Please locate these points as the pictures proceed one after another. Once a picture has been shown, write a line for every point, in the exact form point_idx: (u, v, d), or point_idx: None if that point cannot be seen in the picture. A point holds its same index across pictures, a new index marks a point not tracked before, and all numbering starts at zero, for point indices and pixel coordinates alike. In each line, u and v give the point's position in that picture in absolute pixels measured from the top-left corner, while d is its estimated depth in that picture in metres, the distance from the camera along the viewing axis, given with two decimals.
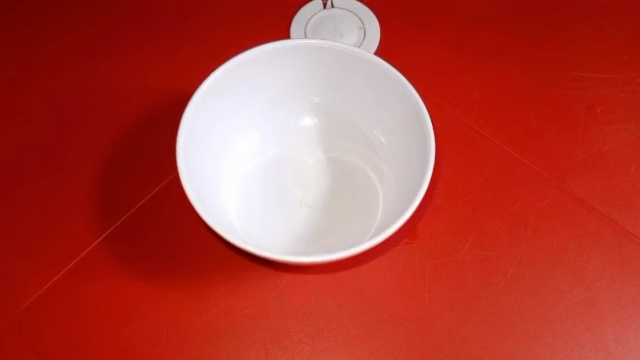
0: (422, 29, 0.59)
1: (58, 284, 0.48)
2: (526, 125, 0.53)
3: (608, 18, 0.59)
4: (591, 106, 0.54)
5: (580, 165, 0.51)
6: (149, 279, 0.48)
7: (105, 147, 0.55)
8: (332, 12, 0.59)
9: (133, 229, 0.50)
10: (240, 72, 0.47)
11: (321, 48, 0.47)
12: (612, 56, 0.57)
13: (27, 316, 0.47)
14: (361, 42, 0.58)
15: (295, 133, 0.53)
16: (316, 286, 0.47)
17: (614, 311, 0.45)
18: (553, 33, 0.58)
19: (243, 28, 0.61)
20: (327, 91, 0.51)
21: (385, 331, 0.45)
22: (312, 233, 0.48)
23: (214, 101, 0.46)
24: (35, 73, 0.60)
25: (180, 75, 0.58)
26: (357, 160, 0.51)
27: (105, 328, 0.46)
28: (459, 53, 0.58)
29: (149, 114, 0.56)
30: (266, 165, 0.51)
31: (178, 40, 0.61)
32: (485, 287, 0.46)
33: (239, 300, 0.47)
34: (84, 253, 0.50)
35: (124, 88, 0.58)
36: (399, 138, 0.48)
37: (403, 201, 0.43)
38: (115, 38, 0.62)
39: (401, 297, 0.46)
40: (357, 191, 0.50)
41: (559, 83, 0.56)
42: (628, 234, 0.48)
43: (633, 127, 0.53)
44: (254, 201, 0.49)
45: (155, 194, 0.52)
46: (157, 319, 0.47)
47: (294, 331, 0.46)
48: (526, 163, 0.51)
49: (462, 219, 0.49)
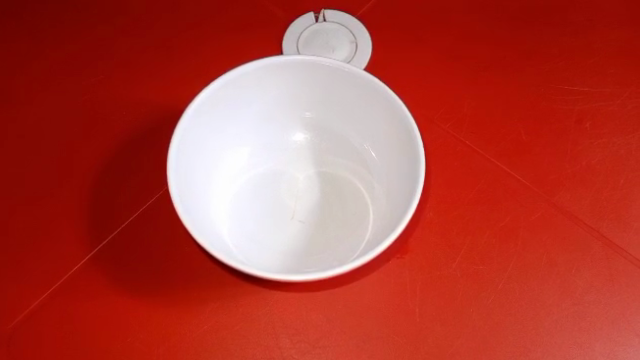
0: (413, 42, 0.60)
1: (50, 300, 0.48)
2: (516, 139, 0.54)
3: (597, 32, 0.60)
4: (580, 120, 0.55)
5: (569, 179, 0.52)
6: (140, 294, 0.48)
7: (97, 160, 0.55)
8: (323, 26, 0.60)
9: (126, 243, 0.50)
10: (231, 88, 0.47)
11: (312, 64, 0.47)
12: (601, 69, 0.58)
13: (18, 331, 0.47)
14: (352, 55, 0.58)
15: (286, 147, 0.53)
16: (307, 302, 0.47)
17: (603, 325, 0.46)
18: (544, 45, 0.59)
19: (236, 40, 0.61)
20: (319, 106, 0.52)
21: (376, 346, 0.45)
22: (303, 248, 0.48)
23: (205, 116, 0.46)
24: (28, 85, 0.60)
25: (172, 88, 0.58)
26: (348, 175, 0.51)
27: (96, 345, 0.46)
28: (451, 66, 0.58)
29: (142, 128, 0.56)
30: (257, 180, 0.51)
31: (171, 52, 0.61)
32: (476, 301, 0.47)
33: (230, 315, 0.47)
34: (75, 268, 0.49)
35: (118, 101, 0.58)
36: (390, 154, 0.48)
37: (395, 216, 0.43)
38: (107, 49, 0.62)
39: (391, 311, 0.47)
40: (348, 206, 0.50)
41: (548, 97, 0.56)
42: (617, 248, 0.48)
43: (621, 141, 0.54)
44: (245, 216, 0.49)
45: (147, 208, 0.52)
46: (148, 335, 0.47)
47: (285, 347, 0.46)
48: (516, 177, 0.52)
49: (452, 234, 0.49)
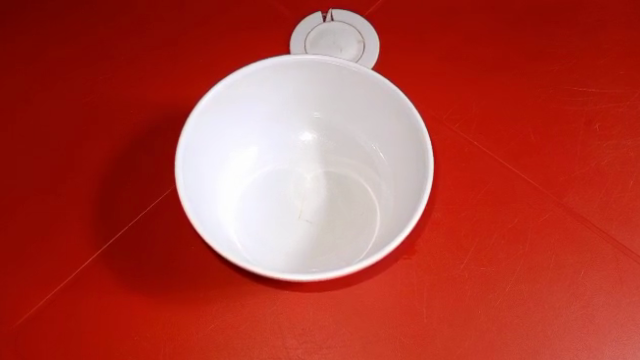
0: (421, 43, 0.59)
1: (56, 298, 0.48)
2: (524, 140, 0.53)
3: (606, 33, 0.59)
4: (588, 121, 0.54)
5: (578, 180, 0.51)
6: (146, 292, 0.48)
7: (105, 159, 0.55)
8: (330, 26, 0.59)
9: (132, 241, 0.50)
10: (239, 88, 0.47)
11: (321, 64, 0.47)
12: (610, 70, 0.57)
13: (25, 328, 0.47)
14: (360, 55, 0.58)
15: (293, 147, 0.53)
16: (313, 302, 0.47)
17: (611, 328, 0.45)
18: (552, 46, 0.59)
19: (243, 40, 0.61)
20: (326, 106, 0.51)
21: (382, 347, 0.45)
22: (310, 248, 0.48)
23: (212, 116, 0.46)
24: (36, 83, 0.60)
25: (179, 87, 0.58)
26: (354, 175, 0.51)
27: (102, 344, 0.46)
28: (458, 67, 0.58)
29: (149, 127, 0.56)
30: (264, 180, 0.51)
31: (179, 51, 0.61)
32: (483, 303, 0.46)
33: (237, 315, 0.47)
34: (82, 266, 0.49)
35: (126, 99, 0.58)
36: (398, 154, 0.48)
37: (403, 217, 0.43)
38: (116, 48, 0.62)
39: (398, 312, 0.46)
40: (355, 206, 0.50)
41: (557, 97, 0.56)
42: (625, 251, 0.48)
43: (631, 142, 0.53)
44: (251, 217, 0.49)
45: (154, 207, 0.52)
46: (154, 334, 0.46)
47: (291, 347, 0.46)
48: (524, 179, 0.51)
49: (459, 235, 0.49)
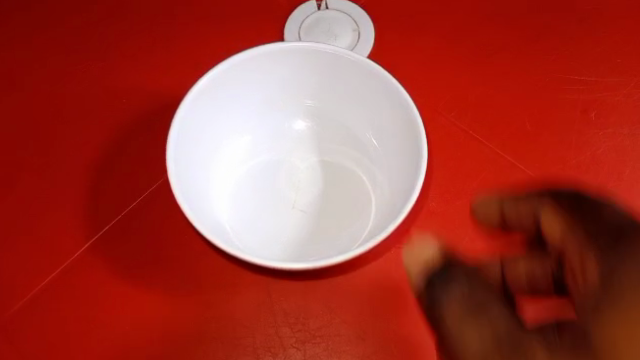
0: (417, 29, 0.58)
1: (48, 287, 0.48)
2: (520, 129, 0.53)
3: (605, 20, 0.58)
4: (584, 110, 0.54)
5: (572, 170, 0.51)
6: (139, 282, 0.48)
7: (97, 148, 0.54)
8: (325, 15, 0.59)
9: (126, 231, 0.50)
10: (233, 74, 0.46)
11: (314, 51, 0.47)
12: (607, 58, 0.57)
13: (17, 318, 0.47)
14: (355, 44, 0.58)
15: (287, 137, 0.52)
16: (307, 291, 0.47)
17: None
18: (550, 33, 0.58)
19: (236, 27, 0.60)
20: (321, 94, 0.51)
21: (376, 336, 0.45)
22: (304, 238, 0.47)
23: (204, 104, 0.46)
24: (25, 70, 0.59)
25: (172, 76, 0.58)
26: (349, 164, 0.51)
27: (96, 333, 0.46)
28: (454, 55, 0.57)
29: (142, 116, 0.56)
30: (258, 169, 0.51)
31: (171, 37, 0.60)
32: None
33: (230, 304, 0.47)
34: (74, 255, 0.49)
35: (118, 88, 0.57)
36: (393, 143, 0.47)
37: (397, 205, 0.43)
38: (105, 33, 0.60)
39: (391, 300, 0.46)
40: (350, 196, 0.49)
41: (553, 86, 0.55)
42: None
43: (627, 131, 0.53)
44: (245, 206, 0.49)
45: (147, 196, 0.51)
46: (148, 323, 0.46)
47: (285, 336, 0.46)
48: (518, 168, 0.52)
49: (452, 223, 0.50)
